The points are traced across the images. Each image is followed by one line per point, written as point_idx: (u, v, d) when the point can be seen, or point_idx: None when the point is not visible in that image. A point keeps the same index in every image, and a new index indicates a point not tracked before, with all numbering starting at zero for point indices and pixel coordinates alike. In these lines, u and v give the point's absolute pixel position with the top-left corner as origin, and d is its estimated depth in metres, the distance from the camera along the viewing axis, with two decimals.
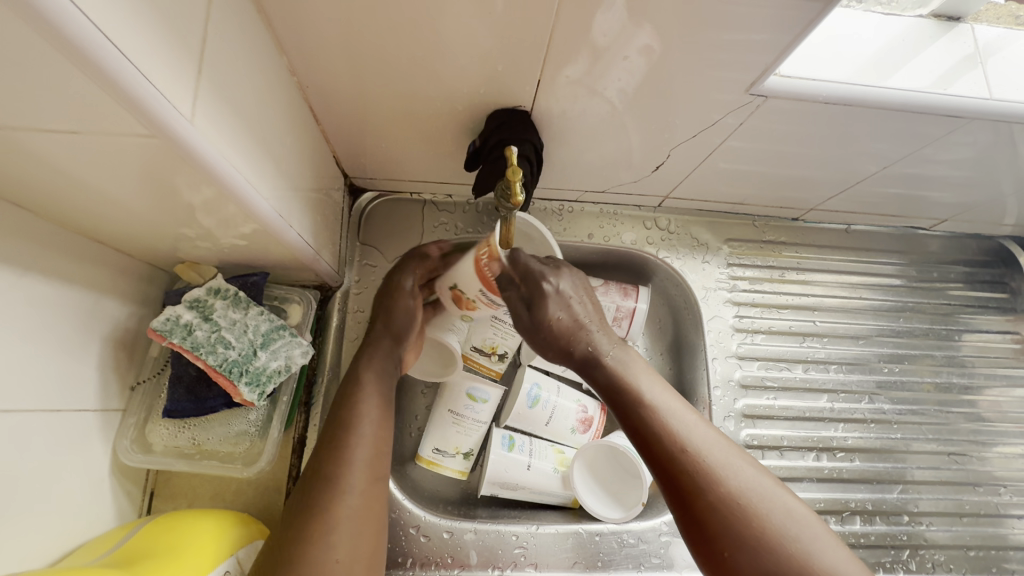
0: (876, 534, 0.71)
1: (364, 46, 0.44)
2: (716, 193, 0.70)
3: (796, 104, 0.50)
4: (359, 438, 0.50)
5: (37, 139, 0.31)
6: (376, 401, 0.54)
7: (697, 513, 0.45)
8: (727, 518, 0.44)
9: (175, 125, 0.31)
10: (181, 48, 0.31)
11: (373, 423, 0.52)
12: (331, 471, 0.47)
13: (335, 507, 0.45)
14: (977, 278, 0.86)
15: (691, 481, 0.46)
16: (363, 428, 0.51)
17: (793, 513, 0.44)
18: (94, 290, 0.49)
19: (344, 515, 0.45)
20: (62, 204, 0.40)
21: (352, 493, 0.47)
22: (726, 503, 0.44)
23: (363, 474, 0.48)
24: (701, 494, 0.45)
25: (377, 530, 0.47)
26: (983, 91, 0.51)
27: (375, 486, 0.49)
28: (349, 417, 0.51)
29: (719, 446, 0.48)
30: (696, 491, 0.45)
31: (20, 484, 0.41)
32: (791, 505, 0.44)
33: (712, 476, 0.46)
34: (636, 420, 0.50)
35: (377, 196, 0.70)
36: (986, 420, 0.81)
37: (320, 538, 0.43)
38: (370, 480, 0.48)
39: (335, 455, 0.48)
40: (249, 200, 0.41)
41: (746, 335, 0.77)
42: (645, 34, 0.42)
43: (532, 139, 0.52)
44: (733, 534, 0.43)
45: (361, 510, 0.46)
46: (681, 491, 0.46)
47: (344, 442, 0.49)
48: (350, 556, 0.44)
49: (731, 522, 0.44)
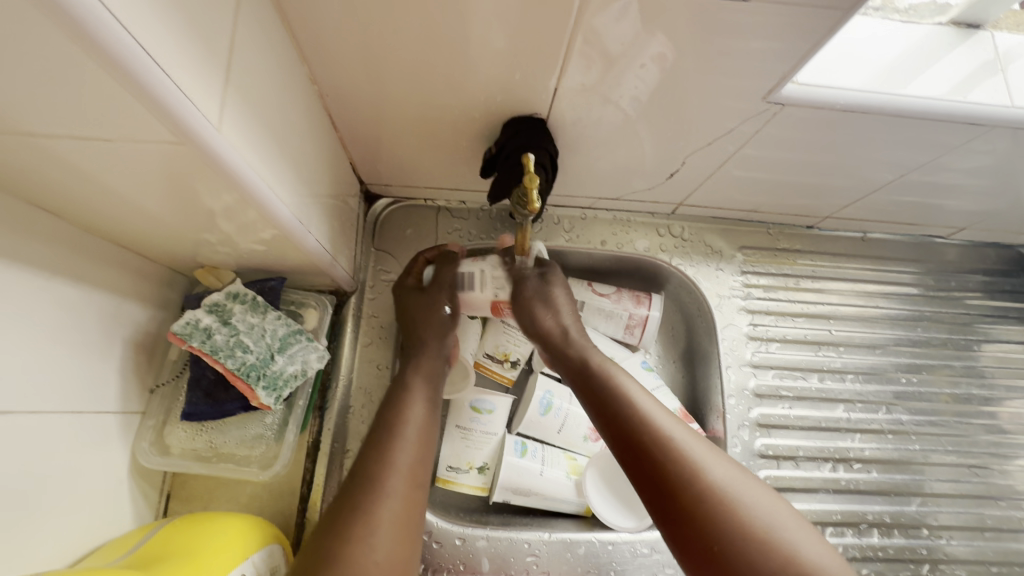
0: (894, 547, 0.70)
1: (383, 55, 0.44)
2: (731, 200, 0.70)
3: (813, 112, 0.50)
4: (404, 443, 0.50)
5: (70, 146, 0.32)
6: (424, 407, 0.55)
7: (680, 513, 0.45)
8: (710, 518, 0.44)
9: (202, 132, 0.32)
10: (209, 57, 0.32)
11: (416, 431, 0.52)
12: (374, 475, 0.48)
13: (376, 510, 0.45)
14: (996, 288, 0.85)
15: (674, 480, 0.46)
16: (408, 434, 0.51)
17: (774, 512, 0.44)
18: (116, 294, 0.50)
19: (385, 518, 0.45)
20: (89, 209, 0.41)
21: (394, 497, 0.46)
22: (710, 502, 0.44)
23: (404, 479, 0.48)
24: (686, 495, 0.45)
25: (415, 535, 0.46)
26: (1004, 99, 0.50)
27: (414, 491, 0.48)
28: (393, 424, 0.52)
29: (700, 448, 0.49)
30: (680, 490, 0.46)
31: (41, 485, 0.41)
32: (775, 505, 0.45)
33: (695, 476, 0.46)
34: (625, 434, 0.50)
35: (392, 203, 0.71)
36: (1006, 433, 0.79)
37: (361, 539, 0.43)
38: (410, 485, 0.48)
39: (378, 461, 0.49)
40: (269, 206, 0.41)
41: (761, 343, 0.76)
42: (659, 42, 0.43)
43: (547, 147, 0.52)
44: (718, 533, 0.43)
45: (401, 515, 0.46)
46: (665, 493, 0.46)
47: (391, 447, 0.50)
48: (387, 558, 0.43)
49: (714, 521, 0.43)
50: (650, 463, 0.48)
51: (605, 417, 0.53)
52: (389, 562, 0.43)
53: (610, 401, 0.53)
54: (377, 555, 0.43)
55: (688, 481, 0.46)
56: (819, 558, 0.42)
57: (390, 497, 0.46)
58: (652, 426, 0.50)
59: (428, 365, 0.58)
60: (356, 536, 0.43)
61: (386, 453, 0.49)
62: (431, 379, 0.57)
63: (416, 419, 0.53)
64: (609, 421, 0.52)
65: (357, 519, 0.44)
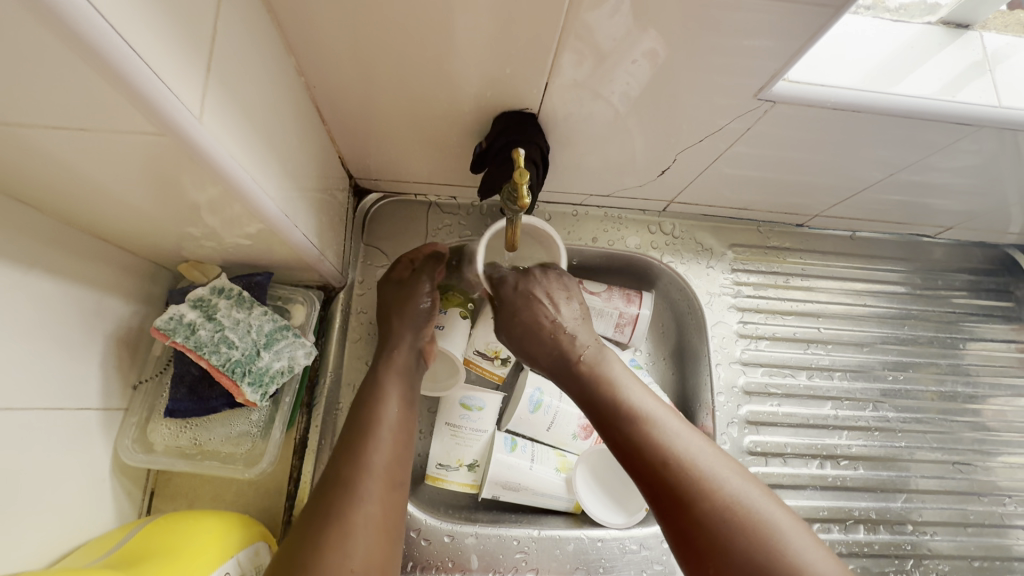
0: (880, 543, 0.71)
1: (369, 47, 0.43)
2: (722, 198, 0.70)
3: (802, 110, 0.50)
4: (380, 446, 0.51)
5: (45, 135, 0.31)
6: (399, 414, 0.54)
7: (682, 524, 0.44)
8: (719, 532, 0.43)
9: (185, 125, 0.31)
10: (192, 45, 0.31)
11: (392, 436, 0.52)
12: (350, 480, 0.48)
13: (354, 514, 0.46)
14: (982, 287, 0.86)
15: (676, 491, 0.45)
16: (382, 434, 0.51)
17: (774, 516, 0.43)
18: (97, 288, 0.49)
19: (361, 524, 0.45)
20: (68, 202, 0.40)
21: (370, 501, 0.47)
22: (710, 510, 0.44)
23: (380, 481, 0.49)
24: (687, 505, 0.44)
25: (394, 537, 0.47)
26: (991, 99, 0.51)
27: (391, 493, 0.49)
28: (369, 426, 0.52)
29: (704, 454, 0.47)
30: (682, 501, 0.45)
31: (18, 485, 0.40)
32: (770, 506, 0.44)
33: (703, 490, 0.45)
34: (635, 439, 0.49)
35: (382, 197, 0.70)
36: (990, 430, 0.80)
37: (338, 547, 0.43)
38: (387, 487, 0.49)
39: (356, 465, 0.49)
40: (254, 200, 0.41)
41: (750, 341, 0.76)
42: (650, 36, 0.42)
43: (538, 142, 0.52)
44: (718, 542, 0.42)
45: (377, 517, 0.47)
46: (666, 502, 0.46)
47: (365, 450, 0.50)
48: (364, 563, 0.44)
49: (716, 530, 0.43)
50: (652, 473, 0.47)
51: (609, 422, 0.52)
52: (365, 566, 0.44)
53: (592, 401, 0.53)
54: (353, 561, 0.43)
55: (690, 490, 0.45)
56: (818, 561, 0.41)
57: (367, 501, 0.47)
58: (658, 432, 0.49)
59: (401, 363, 0.58)
60: (331, 544, 0.43)
61: (362, 455, 0.49)
62: (405, 381, 0.56)
63: (393, 421, 0.53)
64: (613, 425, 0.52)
65: (333, 524, 0.45)
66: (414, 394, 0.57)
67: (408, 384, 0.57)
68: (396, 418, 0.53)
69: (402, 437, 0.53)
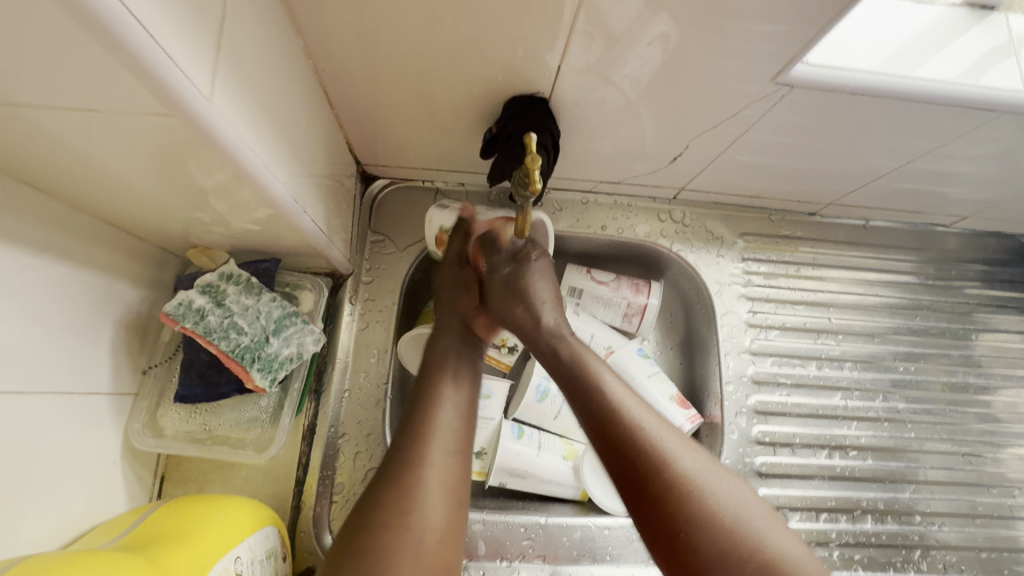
0: (888, 533, 0.71)
1: (377, 28, 0.43)
2: (734, 185, 0.69)
3: (820, 94, 0.49)
4: (441, 416, 0.51)
5: (54, 116, 0.31)
6: (456, 392, 0.54)
7: (660, 519, 0.45)
8: (679, 503, 0.44)
9: (194, 105, 0.30)
10: (201, 24, 0.30)
11: (455, 412, 0.52)
12: (413, 447, 0.48)
13: (412, 478, 0.46)
14: (997, 277, 0.85)
15: (652, 483, 0.46)
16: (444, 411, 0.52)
17: (745, 506, 0.45)
18: (105, 273, 0.49)
19: (420, 487, 0.46)
20: (79, 186, 0.40)
21: (431, 466, 0.47)
22: (688, 503, 0.44)
23: (441, 448, 0.49)
24: (650, 477, 0.46)
25: (458, 504, 0.47)
26: (1015, 84, 0.49)
27: (454, 462, 0.49)
28: (432, 396, 0.53)
29: (677, 441, 0.48)
30: (658, 492, 0.45)
31: (30, 470, 0.40)
32: (742, 493, 0.46)
33: (663, 464, 0.46)
34: (598, 410, 0.50)
35: (389, 183, 0.69)
36: (1000, 421, 0.80)
37: (399, 508, 0.44)
38: (449, 455, 0.49)
39: (418, 434, 0.49)
40: (263, 183, 0.40)
41: (760, 331, 0.76)
42: (663, 20, 0.41)
43: (549, 127, 0.51)
44: (690, 532, 0.43)
45: (440, 483, 0.47)
46: (647, 500, 0.46)
47: (428, 418, 0.51)
48: (422, 527, 0.44)
49: (690, 523, 0.44)
50: (619, 450, 0.48)
51: (591, 415, 0.51)
52: (426, 529, 0.44)
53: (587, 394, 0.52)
54: (410, 522, 0.44)
55: (671, 486, 0.45)
56: (787, 548, 0.43)
57: (426, 467, 0.47)
58: (623, 414, 0.49)
59: (448, 344, 0.58)
60: (392, 507, 0.44)
61: (423, 425, 0.50)
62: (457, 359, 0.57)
63: (454, 398, 0.53)
64: (583, 405, 0.52)
65: (394, 488, 0.46)
66: (474, 372, 0.57)
67: (465, 366, 0.57)
68: (452, 398, 0.53)
69: (463, 413, 0.52)
